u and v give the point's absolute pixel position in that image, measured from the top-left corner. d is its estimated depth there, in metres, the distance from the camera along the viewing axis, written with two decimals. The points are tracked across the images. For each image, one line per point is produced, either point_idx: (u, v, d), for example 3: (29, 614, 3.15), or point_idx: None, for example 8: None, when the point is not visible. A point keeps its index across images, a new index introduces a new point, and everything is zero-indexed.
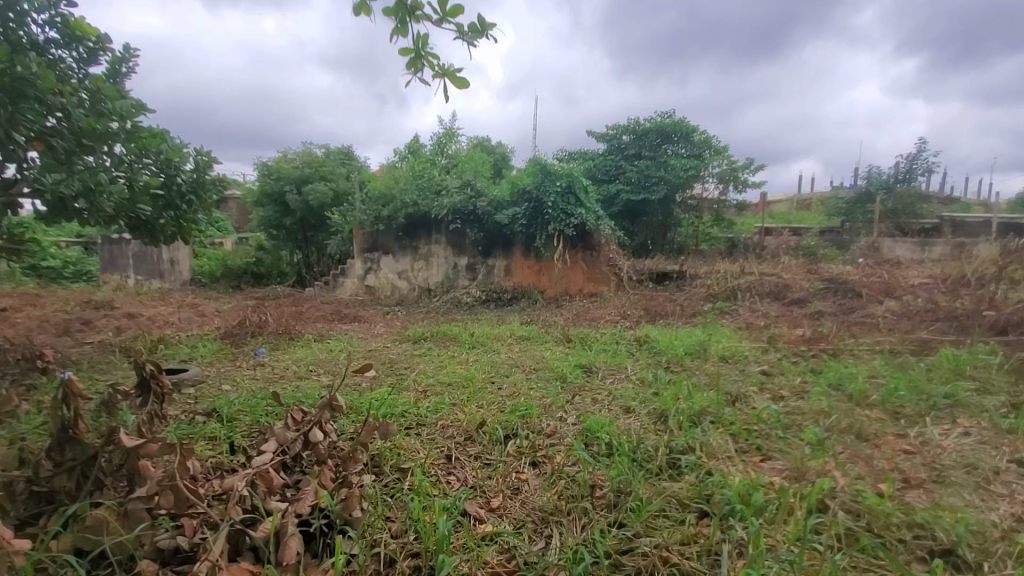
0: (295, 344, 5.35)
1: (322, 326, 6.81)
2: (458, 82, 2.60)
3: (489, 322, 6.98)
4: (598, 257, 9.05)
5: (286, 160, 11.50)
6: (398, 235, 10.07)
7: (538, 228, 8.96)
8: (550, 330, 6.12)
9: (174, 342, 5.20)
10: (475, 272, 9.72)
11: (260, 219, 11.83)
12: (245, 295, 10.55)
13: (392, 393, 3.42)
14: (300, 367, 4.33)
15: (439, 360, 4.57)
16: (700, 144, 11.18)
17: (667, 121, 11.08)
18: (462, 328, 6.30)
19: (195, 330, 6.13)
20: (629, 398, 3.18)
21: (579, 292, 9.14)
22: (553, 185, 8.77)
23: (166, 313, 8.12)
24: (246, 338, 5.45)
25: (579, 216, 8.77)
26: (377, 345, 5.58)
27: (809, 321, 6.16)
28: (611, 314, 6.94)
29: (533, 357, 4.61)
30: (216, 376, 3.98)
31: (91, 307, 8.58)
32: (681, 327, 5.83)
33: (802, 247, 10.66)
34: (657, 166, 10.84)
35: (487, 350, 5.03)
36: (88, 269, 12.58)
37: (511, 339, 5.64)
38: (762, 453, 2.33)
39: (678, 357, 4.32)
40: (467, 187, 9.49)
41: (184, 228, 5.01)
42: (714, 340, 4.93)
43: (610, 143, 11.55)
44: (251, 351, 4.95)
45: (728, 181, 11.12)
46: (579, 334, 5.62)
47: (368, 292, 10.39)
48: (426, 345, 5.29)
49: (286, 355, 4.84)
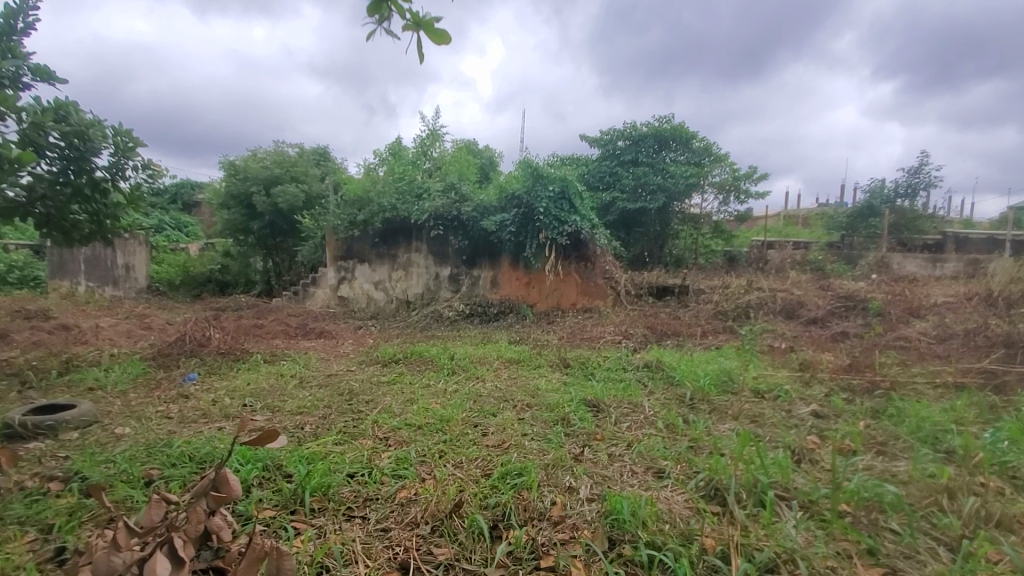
0: (240, 366, 4.46)
1: (280, 343, 5.91)
2: (439, 36, 1.73)
3: (474, 340, 6.16)
4: (592, 269, 8.32)
5: (255, 158, 10.55)
6: (375, 241, 9.22)
7: (528, 237, 8.19)
8: (545, 351, 5.31)
9: (89, 364, 4.29)
10: (459, 284, 8.89)
11: (224, 223, 10.87)
12: (204, 305, 9.58)
13: (340, 444, 2.56)
14: (235, 400, 3.44)
15: (410, 392, 3.69)
16: (699, 151, 10.55)
17: (666, 126, 10.40)
18: (441, 347, 5.45)
19: (125, 347, 5.20)
20: (661, 456, 2.35)
21: (571, 306, 8.37)
22: (545, 190, 7.99)
23: (107, 326, 7.12)
24: (181, 359, 4.53)
25: (573, 224, 8.00)
26: (339, 368, 4.69)
27: (836, 344, 5.43)
28: (612, 332, 6.18)
29: (526, 389, 3.75)
30: (118, 413, 3.07)
31: (21, 317, 7.57)
32: (695, 350, 5.08)
33: (808, 261, 10.05)
34: (655, 174, 10.17)
35: (470, 377, 4.18)
36: (36, 274, 11.47)
37: (499, 363, 4.79)
38: (883, 565, 1.57)
39: (705, 392, 3.51)
40: (450, 191, 8.65)
41: (104, 225, 4.16)
42: (741, 368, 4.17)
43: (604, 148, 10.84)
44: (180, 376, 4.04)
45: (729, 191, 10.50)
46: (579, 356, 4.81)
47: (341, 303, 9.49)
48: (397, 370, 4.42)
49: (222, 382, 3.94)
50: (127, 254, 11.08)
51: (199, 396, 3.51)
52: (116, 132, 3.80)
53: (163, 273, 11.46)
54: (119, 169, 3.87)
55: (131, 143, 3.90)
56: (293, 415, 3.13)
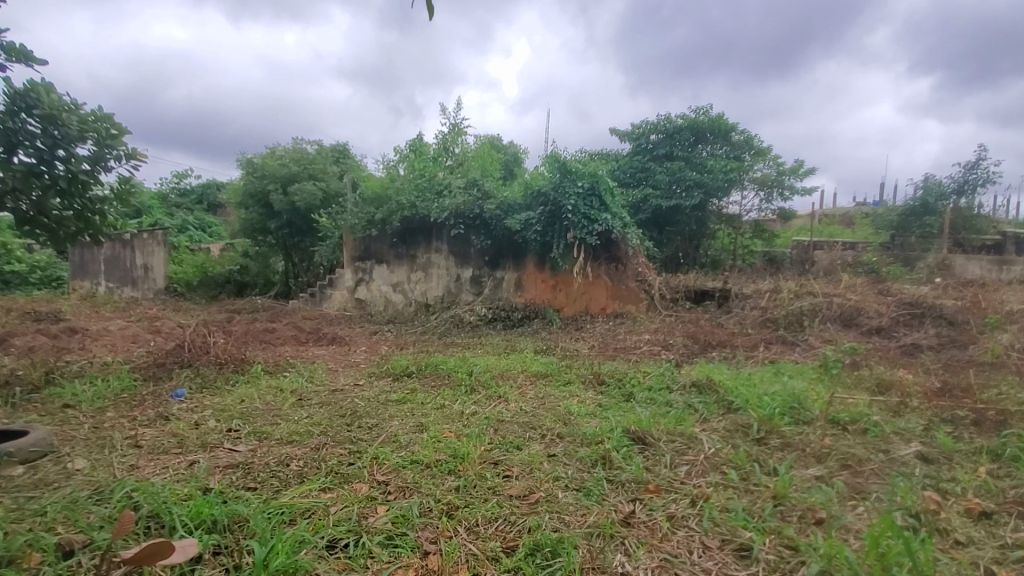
0: (237, 379, 4.02)
1: (287, 350, 5.49)
2: None
3: (496, 349, 5.64)
4: (624, 271, 7.73)
5: (273, 155, 10.25)
6: (393, 241, 8.79)
7: (554, 237, 7.64)
8: (575, 363, 4.74)
9: (74, 375, 3.91)
10: (481, 286, 8.38)
11: (242, 222, 10.60)
12: (219, 307, 9.30)
13: (329, 493, 2.07)
14: (219, 423, 2.98)
15: (421, 416, 3.19)
16: (738, 145, 9.85)
17: (703, 117, 9.69)
18: (460, 358, 4.93)
19: (122, 355, 4.84)
20: (741, 525, 1.77)
21: (600, 311, 7.80)
22: (574, 186, 7.42)
23: (115, 330, 6.84)
24: (173, 370, 4.11)
25: (604, 222, 7.40)
26: (345, 381, 4.21)
27: (910, 360, 4.72)
28: (649, 342, 5.58)
29: (557, 413, 3.20)
30: (80, 440, 2.64)
31: (31, 319, 7.37)
32: (747, 366, 4.46)
33: (860, 263, 9.21)
34: (690, 169, 9.52)
35: (491, 397, 3.65)
36: (58, 274, 11.47)
37: (524, 377, 4.25)
38: None
39: (775, 423, 2.91)
40: (472, 187, 8.13)
41: (90, 221, 3.79)
42: (808, 390, 3.55)
43: (635, 142, 10.21)
44: (168, 391, 3.61)
45: (771, 187, 9.78)
46: (614, 371, 4.22)
47: (358, 306, 9.09)
48: (410, 386, 3.92)
49: (212, 400, 3.49)
50: (146, 254, 11.01)
51: (181, 417, 3.06)
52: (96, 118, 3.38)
53: (181, 273, 11.30)
54: (100, 160, 3.44)
55: (113, 130, 3.49)
56: (282, 445, 2.65)
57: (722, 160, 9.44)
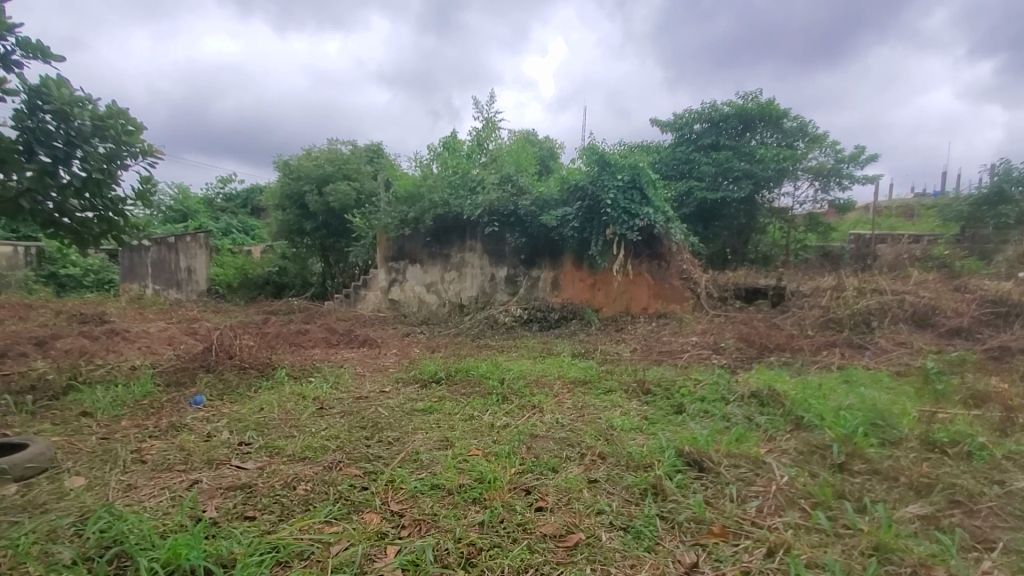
0: (260, 386, 3.85)
1: (316, 353, 5.34)
2: None
3: (531, 352, 5.33)
4: (667, 269, 7.26)
5: (309, 157, 10.26)
6: (427, 240, 8.60)
7: (592, 233, 7.25)
8: (617, 369, 4.37)
9: (100, 380, 3.83)
10: (516, 286, 8.07)
11: (279, 224, 10.67)
12: (257, 308, 9.34)
13: (333, 527, 1.79)
14: (232, 434, 2.79)
15: (446, 430, 2.90)
16: (791, 132, 9.19)
17: (752, 103, 9.08)
18: (493, 362, 4.64)
19: (153, 358, 4.78)
20: None
21: (642, 311, 7.35)
22: (613, 179, 7.00)
23: (155, 332, 6.90)
24: (197, 374, 3.98)
25: (646, 217, 6.95)
26: (371, 388, 3.98)
27: (1003, 367, 4.14)
28: (698, 345, 5.15)
29: (598, 427, 2.86)
30: (86, 454, 2.48)
31: (77, 321, 7.55)
32: (811, 372, 4.00)
33: (930, 257, 8.40)
34: (738, 159, 8.94)
35: (525, 407, 3.34)
36: (110, 277, 11.77)
37: (561, 385, 3.91)
38: None
39: (858, 445, 2.48)
40: (506, 183, 7.82)
41: (114, 222, 3.74)
42: (890, 402, 3.09)
43: (678, 132, 9.68)
44: (187, 398, 3.47)
45: (828, 176, 9.08)
46: (660, 378, 3.82)
47: (392, 307, 8.95)
48: (438, 394, 3.65)
49: (232, 408, 3.32)
50: (189, 257, 11.51)
51: (194, 427, 2.89)
52: (112, 113, 3.26)
53: (223, 274, 11.43)
54: (117, 158, 3.33)
55: (130, 127, 3.37)
56: (292, 463, 2.41)
57: (773, 149, 8.82)
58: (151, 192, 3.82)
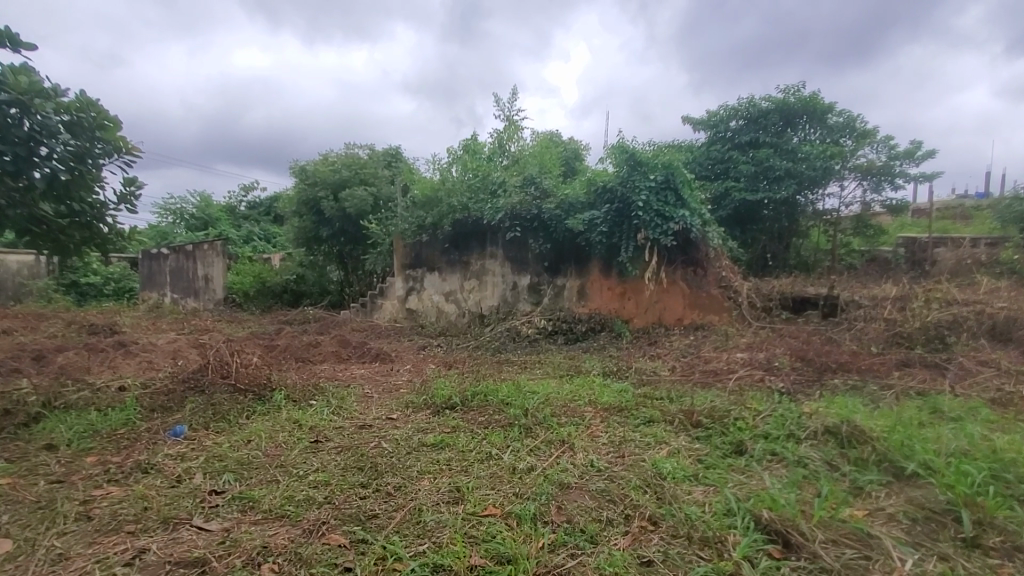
0: (251, 412, 3.42)
1: (324, 370, 4.92)
2: None
3: (557, 369, 4.81)
4: (703, 277, 6.68)
5: (325, 162, 9.97)
6: (445, 247, 8.17)
7: (621, 238, 6.72)
8: (657, 392, 3.82)
9: (78, 403, 3.45)
10: (540, 295, 7.55)
11: (296, 231, 10.39)
12: (272, 318, 9.04)
13: None
14: (204, 479, 2.36)
15: (458, 475, 2.42)
16: (837, 128, 8.53)
17: (794, 98, 8.45)
18: (515, 383, 4.14)
19: (147, 375, 4.41)
20: None
21: (676, 322, 6.79)
22: (645, 180, 6.46)
23: (163, 343, 6.61)
24: (185, 396, 3.58)
25: (681, 220, 6.38)
26: (376, 413, 3.52)
27: None
28: (747, 363, 4.56)
29: (643, 475, 2.34)
30: (27, 509, 2.06)
31: (87, 331, 7.32)
32: (889, 403, 3.40)
33: (998, 262, 7.60)
34: (779, 158, 8.31)
35: (553, 444, 2.83)
36: (130, 286, 11.76)
37: (594, 413, 3.38)
38: None
39: (986, 509, 1.93)
40: (528, 186, 7.34)
41: (92, 229, 3.42)
42: (1007, 444, 2.49)
43: (712, 130, 9.08)
44: (167, 428, 3.05)
45: (878, 176, 8.36)
46: (711, 406, 3.27)
47: (409, 317, 8.53)
48: (452, 424, 3.17)
49: (215, 441, 2.89)
50: (206, 264, 11.06)
51: (163, 467, 2.47)
52: (78, 104, 2.92)
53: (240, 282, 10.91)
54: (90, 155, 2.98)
55: (105, 122, 3.03)
56: (264, 524, 1.96)
57: (818, 146, 8.16)
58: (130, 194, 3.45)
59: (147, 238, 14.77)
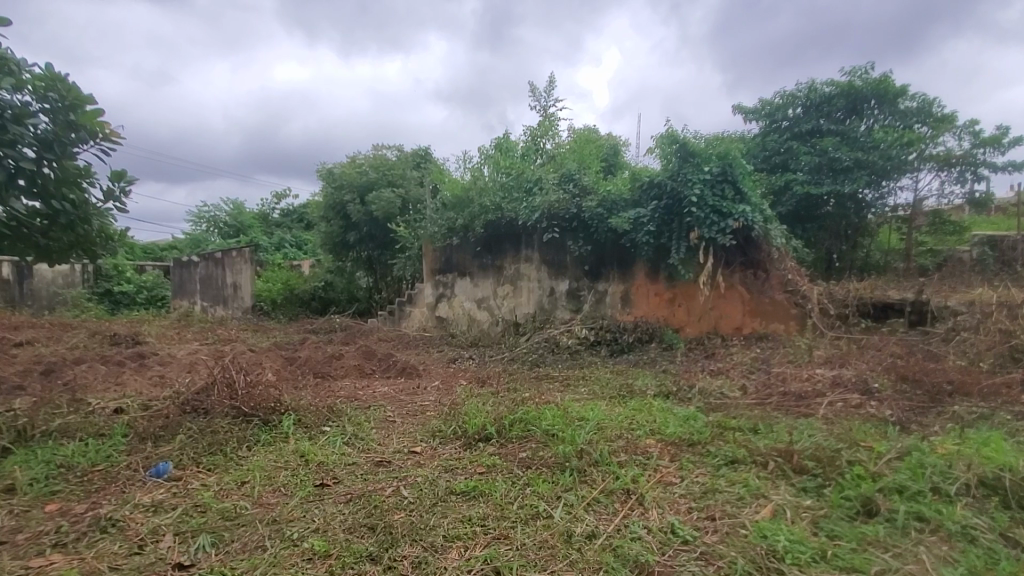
0: (253, 443, 2.93)
1: (345, 387, 4.43)
2: None
3: (606, 388, 4.19)
4: (766, 280, 5.96)
5: (352, 164, 9.65)
6: (477, 250, 7.64)
7: (671, 238, 6.04)
8: (734, 420, 3.16)
9: (63, 429, 3.04)
10: (580, 301, 6.93)
11: (324, 236, 10.08)
12: (299, 327, 8.68)
13: None
14: (173, 544, 1.87)
15: (495, 544, 1.85)
16: (911, 113, 7.63)
17: (862, 81, 7.60)
18: (560, 406, 3.54)
19: (151, 393, 4.01)
20: None
21: (735, 332, 6.09)
22: (698, 172, 5.78)
23: (182, 355, 6.26)
24: (181, 420, 3.12)
25: (741, 216, 5.67)
26: (397, 445, 2.97)
27: None
28: (834, 383, 3.85)
29: (749, 555, 1.72)
30: None
31: (110, 342, 7.09)
32: None
33: None
34: (845, 147, 7.48)
35: (615, 495, 2.22)
36: (163, 294, 11.51)
37: (661, 449, 2.75)
38: None
39: None
40: (567, 183, 6.76)
41: (80, 230, 3.04)
42: None
43: (767, 119, 8.30)
44: (150, 465, 2.58)
45: (959, 166, 7.41)
46: (812, 444, 2.59)
47: (439, 325, 8.04)
48: (487, 463, 2.60)
49: (203, 483, 2.42)
50: (235, 273, 11.08)
51: (128, 526, 2.01)
52: (47, 82, 2.55)
53: (268, 290, 10.78)
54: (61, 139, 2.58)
55: (79, 103, 2.64)
56: None
57: (891, 132, 7.29)
58: (114, 191, 3.04)
59: (180, 246, 14.81)
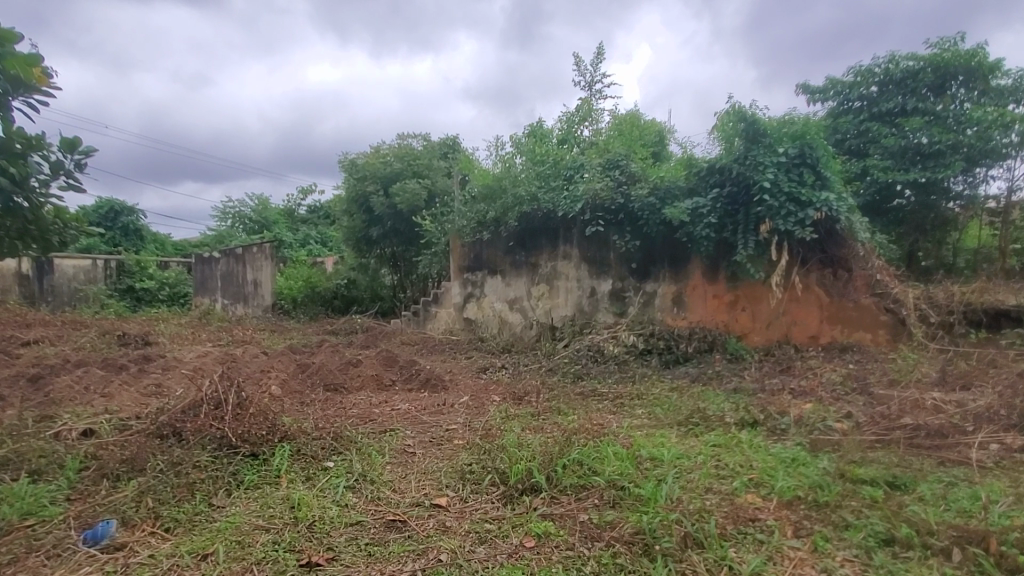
0: (232, 488, 2.28)
1: (360, 403, 3.79)
2: None
3: (672, 412, 3.43)
4: (848, 281, 5.12)
5: (376, 154, 9.05)
6: (509, 245, 6.93)
7: (737, 232, 5.22)
8: (862, 467, 2.37)
9: (3, 462, 2.42)
10: (625, 303, 6.15)
11: (346, 231, 9.54)
12: (318, 328, 8.15)
13: None
14: None
15: None
16: (1006, 91, 6.63)
17: (951, 54, 6.60)
18: (624, 439, 2.81)
19: (133, 409, 3.41)
20: None
21: (810, 341, 5.24)
22: (771, 155, 4.94)
23: (190, 359, 5.72)
24: (151, 450, 2.50)
25: (824, 205, 4.82)
26: (416, 493, 2.28)
27: None
28: (970, 413, 3.03)
29: None
30: None
31: (118, 343, 6.64)
32: None
33: None
34: (932, 129, 6.52)
35: None
36: (185, 291, 11.17)
37: (777, 515, 2.00)
38: None
39: None
40: (612, 170, 5.97)
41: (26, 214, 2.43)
42: None
43: (837, 101, 7.36)
44: (97, 523, 1.95)
45: None
46: (1009, 522, 1.84)
47: (467, 327, 7.35)
48: (537, 532, 1.88)
49: (156, 556, 1.78)
50: (256, 269, 10.73)
51: None
52: None
53: (290, 288, 10.33)
54: None
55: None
56: None
57: (986, 111, 6.32)
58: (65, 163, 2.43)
59: (205, 242, 14.52)
